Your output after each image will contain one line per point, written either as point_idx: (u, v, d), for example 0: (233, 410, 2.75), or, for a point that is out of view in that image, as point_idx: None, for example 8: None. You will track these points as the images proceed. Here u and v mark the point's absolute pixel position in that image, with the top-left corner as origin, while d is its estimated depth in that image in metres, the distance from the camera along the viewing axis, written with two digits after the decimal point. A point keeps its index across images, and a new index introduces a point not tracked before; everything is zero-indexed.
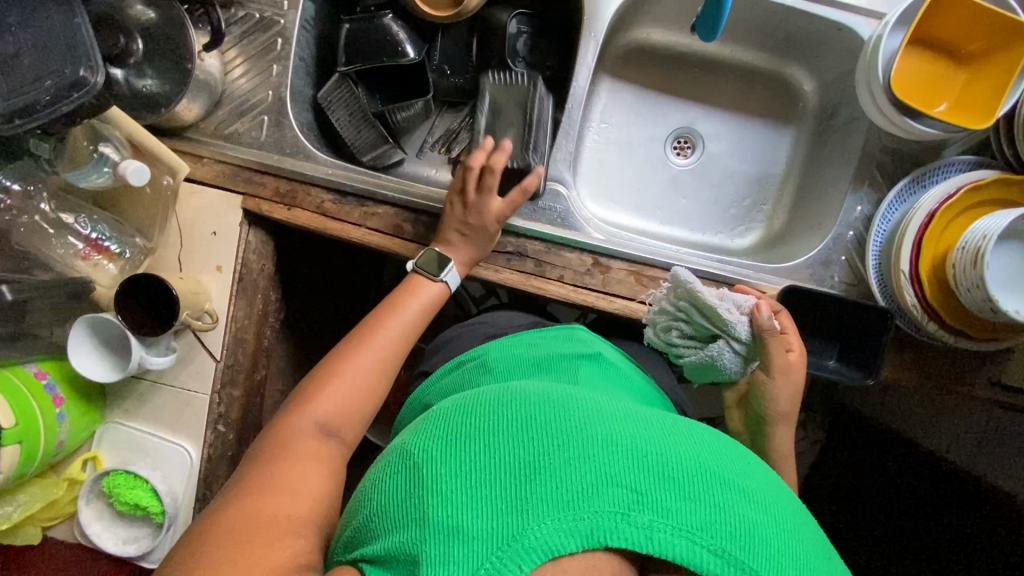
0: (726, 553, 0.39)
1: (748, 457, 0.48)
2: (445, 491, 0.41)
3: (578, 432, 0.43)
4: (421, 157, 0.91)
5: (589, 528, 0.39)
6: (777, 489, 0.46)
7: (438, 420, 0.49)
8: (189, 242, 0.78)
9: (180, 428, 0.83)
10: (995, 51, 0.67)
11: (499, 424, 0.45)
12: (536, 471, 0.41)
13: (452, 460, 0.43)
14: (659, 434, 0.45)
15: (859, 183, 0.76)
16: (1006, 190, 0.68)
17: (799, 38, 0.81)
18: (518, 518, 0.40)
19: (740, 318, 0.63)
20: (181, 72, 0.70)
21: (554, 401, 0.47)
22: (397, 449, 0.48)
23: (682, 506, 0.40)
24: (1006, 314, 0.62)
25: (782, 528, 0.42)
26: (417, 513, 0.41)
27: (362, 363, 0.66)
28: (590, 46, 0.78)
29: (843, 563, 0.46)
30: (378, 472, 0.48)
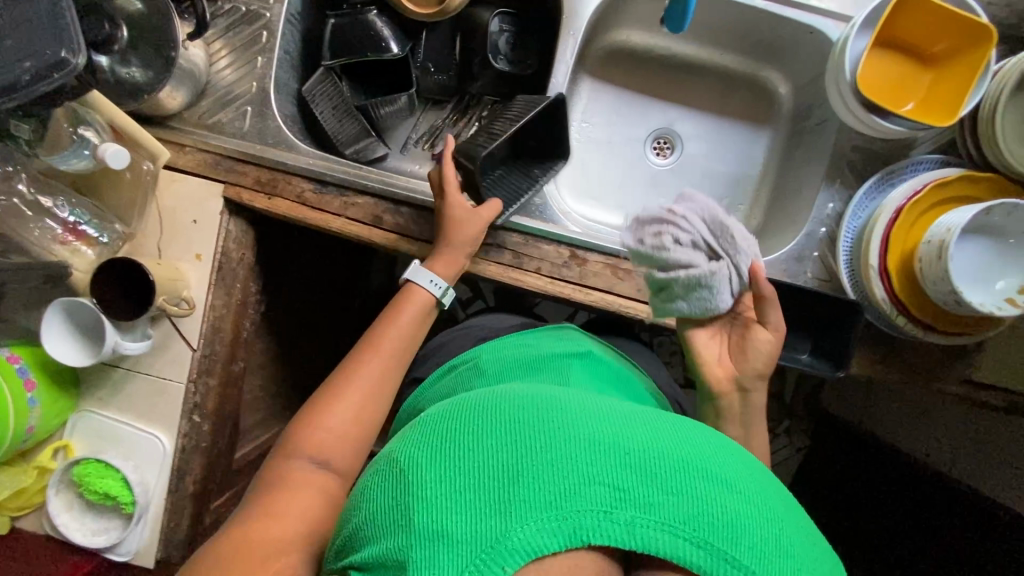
0: (710, 545, 0.38)
1: (733, 448, 0.47)
2: (427, 495, 0.40)
3: (561, 432, 0.42)
4: (405, 153, 0.92)
5: (572, 528, 0.38)
6: (760, 476, 0.45)
7: (423, 426, 0.47)
8: (169, 229, 0.79)
9: (155, 417, 0.83)
10: (956, 52, 0.70)
11: (482, 427, 0.44)
12: (520, 472, 0.40)
13: (434, 464, 0.41)
14: (642, 429, 0.44)
15: (830, 180, 0.78)
16: (971, 187, 0.69)
17: (773, 42, 0.83)
18: (503, 521, 0.38)
19: (747, 249, 0.62)
20: (164, 60, 0.71)
21: (538, 401, 0.46)
22: (383, 457, 0.47)
23: (666, 500, 0.40)
24: (970, 305, 0.63)
25: (767, 518, 0.41)
26: (401, 520, 0.40)
27: (360, 376, 0.68)
28: (569, 44, 0.80)
29: (826, 545, 0.46)
30: (364, 481, 0.47)
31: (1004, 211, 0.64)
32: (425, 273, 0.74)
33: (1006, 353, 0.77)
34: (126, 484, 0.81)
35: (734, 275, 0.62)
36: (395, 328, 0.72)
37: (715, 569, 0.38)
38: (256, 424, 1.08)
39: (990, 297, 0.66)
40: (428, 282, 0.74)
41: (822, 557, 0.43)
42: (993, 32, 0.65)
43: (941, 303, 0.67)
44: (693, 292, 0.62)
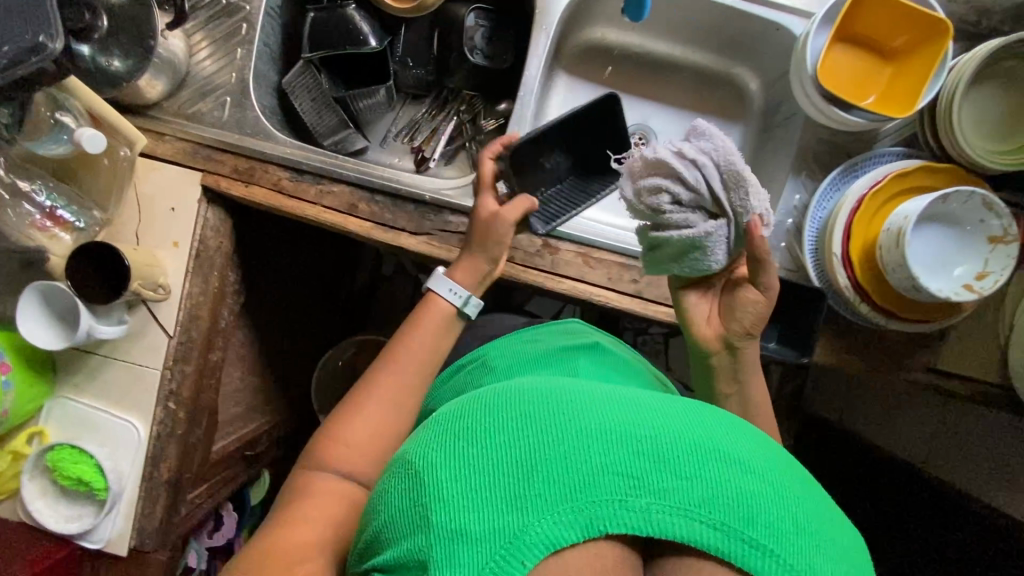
0: (727, 527, 0.39)
1: (746, 427, 0.47)
2: (444, 495, 0.40)
3: (571, 424, 0.42)
4: (385, 146, 0.94)
5: (588, 518, 0.39)
6: (774, 452, 0.45)
7: (436, 425, 0.48)
8: (147, 216, 0.80)
9: (130, 404, 0.83)
10: (914, 46, 0.72)
11: (494, 422, 0.44)
12: (533, 467, 0.41)
13: (449, 462, 0.42)
14: (653, 415, 0.44)
15: (797, 172, 0.80)
16: (931, 178, 0.71)
17: (742, 39, 0.85)
18: (519, 515, 0.39)
19: (753, 211, 0.61)
20: (143, 49, 0.72)
21: (549, 393, 0.46)
22: (400, 458, 0.48)
23: (679, 486, 0.40)
24: (926, 290, 0.65)
25: (782, 496, 0.41)
26: (421, 520, 0.41)
27: (383, 385, 0.68)
28: (542, 39, 0.81)
29: (846, 518, 0.46)
30: (384, 482, 0.48)
31: (961, 199, 0.66)
32: (445, 281, 0.74)
33: (968, 342, 0.79)
34: (99, 470, 0.81)
35: (731, 235, 0.63)
36: (418, 338, 0.72)
37: (732, 549, 0.38)
38: (237, 417, 1.09)
39: (946, 284, 0.67)
40: (447, 291, 0.73)
41: (844, 531, 0.43)
42: (949, 26, 0.67)
43: (901, 290, 0.68)
44: (687, 254, 0.64)
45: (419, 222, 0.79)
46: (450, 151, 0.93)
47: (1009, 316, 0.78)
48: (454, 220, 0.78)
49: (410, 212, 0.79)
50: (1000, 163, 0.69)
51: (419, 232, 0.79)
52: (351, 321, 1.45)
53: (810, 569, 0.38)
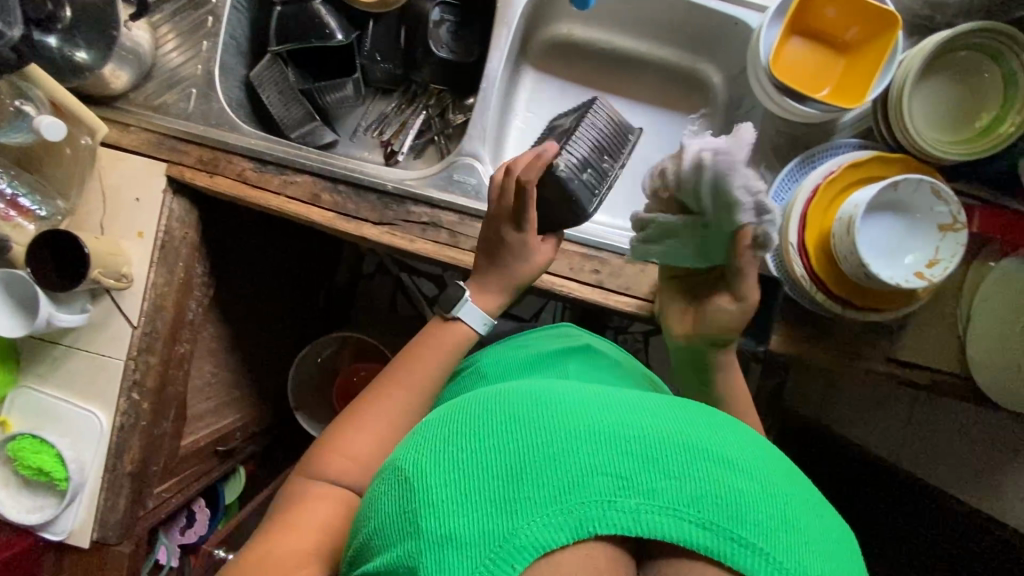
0: (714, 525, 0.39)
1: (731, 427, 0.48)
2: (435, 500, 0.40)
3: (561, 427, 0.42)
4: (354, 140, 0.95)
5: (578, 519, 0.39)
6: (759, 450, 0.46)
7: (427, 432, 0.47)
8: (112, 206, 0.80)
9: (94, 395, 0.83)
10: (866, 39, 0.74)
11: (484, 428, 0.44)
12: (523, 470, 0.40)
13: (440, 468, 0.42)
14: (642, 416, 0.45)
15: (757, 164, 0.81)
16: (884, 168, 0.72)
17: (704, 33, 0.86)
18: (509, 518, 0.39)
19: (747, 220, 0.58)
20: (107, 39, 0.74)
21: (538, 398, 0.46)
22: (390, 466, 0.47)
23: (667, 485, 0.40)
24: (876, 277, 0.66)
25: (768, 493, 0.42)
26: (412, 526, 0.40)
27: (388, 399, 0.68)
28: (504, 33, 0.83)
29: (832, 514, 0.46)
30: (375, 489, 0.47)
31: (909, 188, 0.67)
32: (475, 314, 0.73)
33: (928, 333, 0.79)
34: (61, 460, 0.81)
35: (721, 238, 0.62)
36: (426, 355, 0.72)
37: (719, 547, 0.39)
38: (210, 411, 1.08)
39: (897, 272, 0.68)
40: (477, 321, 0.74)
41: (830, 528, 0.43)
42: (897, 19, 0.69)
43: (855, 278, 0.69)
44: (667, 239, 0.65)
45: (381, 212, 0.79)
46: (418, 145, 0.94)
47: (967, 307, 0.78)
48: (416, 210, 0.79)
49: (373, 203, 0.80)
50: (953, 152, 0.70)
51: (381, 223, 0.79)
52: (331, 320, 1.45)
53: (797, 567, 0.39)
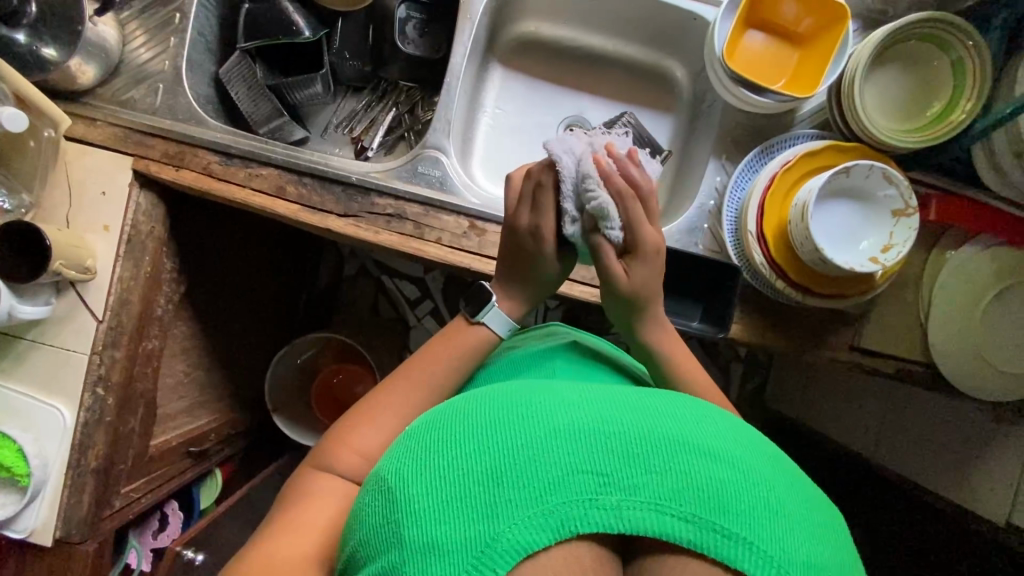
0: (698, 518, 0.38)
1: (716, 413, 0.46)
2: (415, 509, 0.38)
3: (540, 425, 0.40)
4: (326, 137, 0.96)
5: (560, 520, 0.37)
6: (745, 434, 0.44)
7: (406, 437, 0.45)
8: (78, 200, 0.81)
9: (57, 390, 0.83)
10: (819, 30, 0.76)
11: (462, 430, 0.42)
12: (503, 472, 0.39)
13: (419, 474, 0.40)
14: (623, 408, 0.43)
15: (719, 155, 0.82)
16: (837, 156, 0.73)
17: (667, 30, 0.88)
18: (490, 523, 0.37)
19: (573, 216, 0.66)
20: (72, 33, 0.75)
21: (518, 396, 0.44)
22: (372, 475, 0.45)
23: (649, 480, 0.39)
24: (829, 261, 0.66)
25: (754, 481, 0.40)
26: (393, 537, 0.39)
27: (396, 396, 0.66)
28: (467, 27, 0.84)
29: (821, 492, 0.45)
30: (359, 498, 0.45)
31: (862, 173, 0.68)
32: (499, 319, 0.71)
33: (890, 320, 0.78)
34: (22, 456, 0.80)
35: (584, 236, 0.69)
36: (438, 358, 0.69)
37: (704, 539, 0.38)
38: (182, 411, 1.05)
39: (852, 258, 0.69)
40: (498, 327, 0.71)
41: (819, 511, 0.42)
42: (847, 12, 0.71)
43: (811, 263, 0.70)
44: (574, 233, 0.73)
45: (346, 204, 0.80)
46: (389, 141, 0.94)
47: (927, 293, 0.78)
48: (381, 202, 0.80)
49: (337, 195, 0.80)
50: (907, 140, 0.71)
51: (346, 214, 0.80)
52: (312, 322, 1.44)
53: (783, 555, 0.38)
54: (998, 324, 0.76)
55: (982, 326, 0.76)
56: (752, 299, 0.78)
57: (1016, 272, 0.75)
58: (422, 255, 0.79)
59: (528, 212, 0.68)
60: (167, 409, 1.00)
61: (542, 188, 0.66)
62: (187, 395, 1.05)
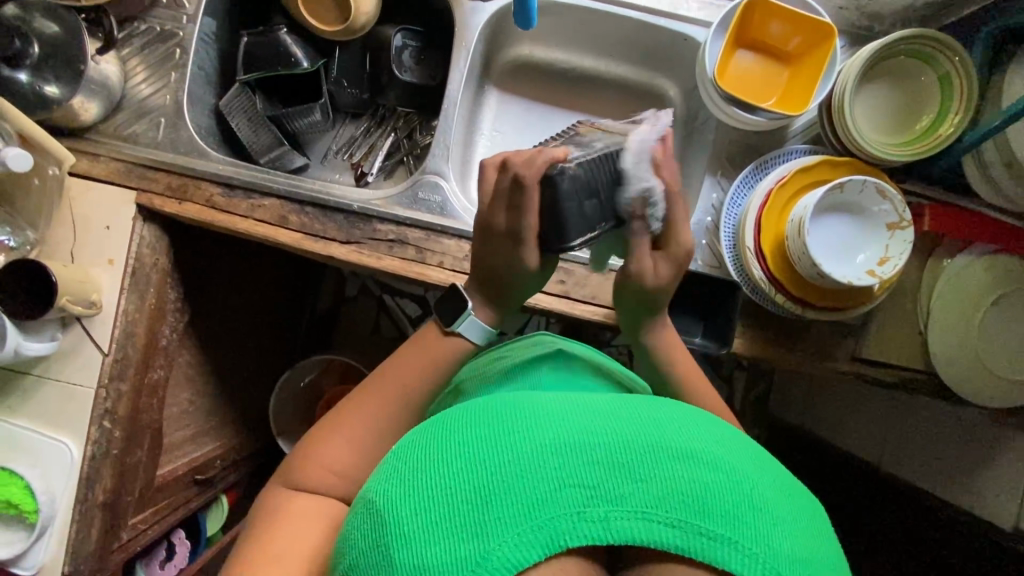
0: (684, 524, 0.38)
1: (699, 420, 0.47)
2: (406, 532, 0.39)
3: (525, 441, 0.41)
4: (325, 164, 0.97)
5: (549, 534, 0.38)
6: (727, 439, 0.45)
7: (395, 460, 0.46)
8: (83, 235, 0.81)
9: (64, 425, 0.83)
10: (807, 48, 0.77)
11: (450, 452, 0.43)
12: (491, 490, 0.39)
13: (409, 497, 0.41)
14: (605, 419, 0.43)
15: (714, 172, 0.83)
16: (831, 170, 0.74)
17: (658, 50, 0.90)
18: (480, 540, 0.38)
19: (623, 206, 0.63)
20: (74, 73, 0.76)
21: (504, 414, 0.45)
22: (363, 499, 0.46)
23: (635, 489, 0.39)
24: (828, 276, 0.67)
25: (737, 483, 0.41)
26: (385, 561, 0.39)
27: (365, 406, 0.67)
28: (463, 56, 0.85)
29: (805, 489, 0.46)
30: (351, 523, 0.46)
31: (857, 188, 0.69)
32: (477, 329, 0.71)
33: (889, 331, 0.79)
34: (30, 492, 0.80)
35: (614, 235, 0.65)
36: (405, 363, 0.70)
37: (692, 544, 0.38)
38: (188, 439, 1.04)
39: (850, 272, 0.70)
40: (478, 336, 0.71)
41: (804, 508, 0.43)
42: (833, 31, 0.72)
43: (810, 277, 0.71)
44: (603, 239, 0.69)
45: (348, 231, 0.81)
46: (388, 166, 0.96)
47: (926, 304, 0.79)
48: (382, 228, 0.81)
49: (339, 222, 0.81)
50: (896, 154, 0.73)
51: (348, 241, 0.81)
52: (315, 344, 1.44)
53: (769, 552, 0.38)
54: (995, 332, 0.77)
55: (981, 335, 0.77)
56: (751, 313, 0.79)
57: (1010, 281, 0.77)
58: (419, 278, 0.80)
59: (506, 214, 0.64)
60: (172, 438, 1.00)
61: (522, 187, 0.60)
62: (192, 422, 1.05)
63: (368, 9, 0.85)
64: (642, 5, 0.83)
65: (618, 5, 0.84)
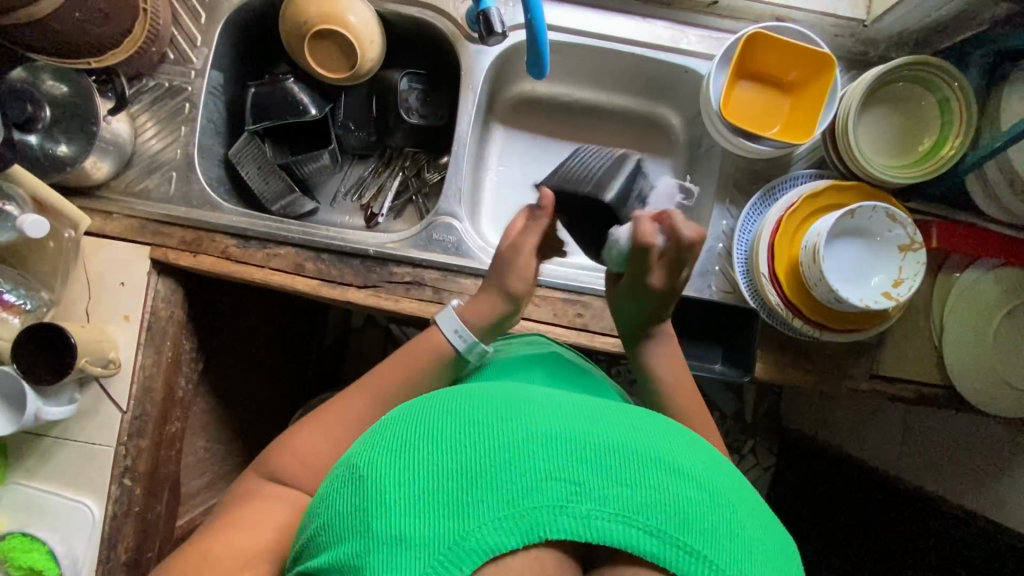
0: (663, 533, 0.38)
1: (692, 438, 0.46)
2: (386, 500, 0.38)
3: (519, 429, 0.41)
4: (335, 206, 0.98)
5: (529, 524, 0.37)
6: (715, 462, 0.45)
7: (382, 427, 0.45)
8: (98, 293, 0.81)
9: (84, 485, 0.82)
10: (807, 77, 0.79)
11: (441, 428, 0.42)
12: (477, 474, 0.39)
13: (394, 465, 0.40)
14: (598, 420, 0.43)
15: (722, 199, 0.84)
16: (841, 194, 0.76)
17: (660, 81, 0.92)
18: (460, 522, 0.37)
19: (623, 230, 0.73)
20: (87, 134, 0.77)
21: (498, 399, 0.44)
22: (342, 462, 0.45)
23: (620, 492, 0.39)
24: (848, 302, 0.69)
25: (719, 506, 0.40)
26: (359, 525, 0.38)
27: (355, 399, 0.68)
28: (470, 96, 0.87)
29: (782, 526, 0.46)
30: (325, 486, 0.45)
31: (867, 214, 0.70)
32: (451, 321, 0.73)
33: (904, 347, 0.80)
34: (53, 557, 0.79)
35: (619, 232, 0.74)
36: (398, 361, 0.71)
37: (666, 554, 0.38)
38: (206, 486, 1.02)
39: (866, 294, 0.71)
40: (451, 331, 0.72)
41: (779, 541, 0.43)
42: (833, 61, 0.74)
43: (827, 302, 0.72)
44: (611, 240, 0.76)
45: (364, 276, 0.81)
46: (398, 206, 0.97)
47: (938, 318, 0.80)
48: (399, 271, 0.81)
49: (356, 267, 0.81)
50: (902, 176, 0.75)
51: (365, 285, 0.81)
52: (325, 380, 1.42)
53: None
54: (1010, 342, 0.78)
55: (997, 347, 0.78)
56: (768, 337, 0.80)
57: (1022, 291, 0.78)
58: (412, 314, 0.80)
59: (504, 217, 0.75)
60: (190, 488, 0.98)
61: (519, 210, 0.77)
62: (210, 470, 1.03)
63: (374, 55, 0.86)
64: (642, 40, 0.85)
65: (619, 41, 0.86)
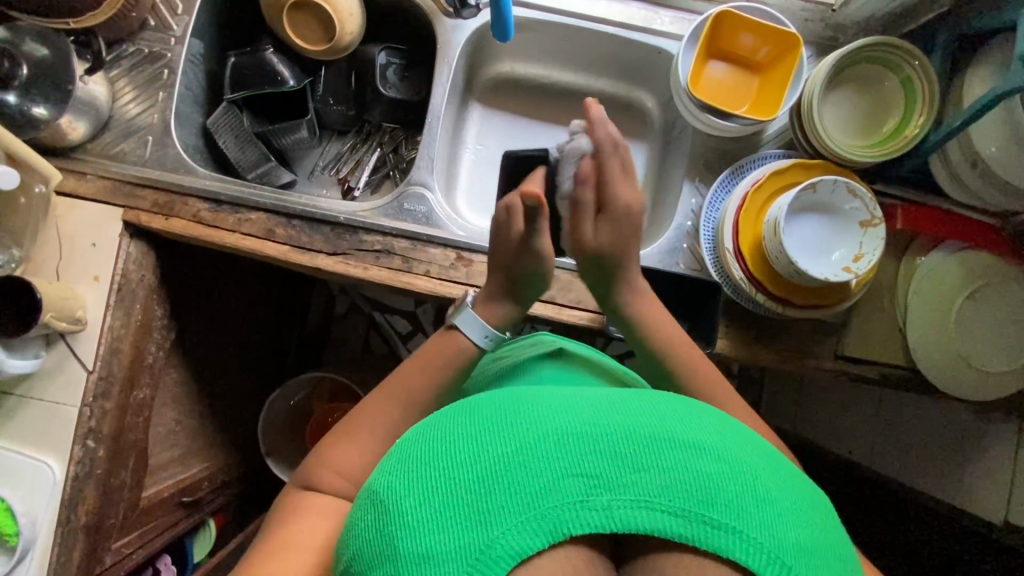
0: (687, 512, 0.38)
1: (702, 409, 0.46)
2: (409, 520, 0.38)
3: (528, 429, 0.41)
4: (313, 179, 0.99)
5: (552, 524, 0.38)
6: (730, 429, 0.45)
7: (397, 450, 0.45)
8: (68, 253, 0.82)
9: (47, 446, 0.81)
10: (776, 56, 0.80)
11: (454, 440, 0.42)
12: (493, 480, 0.39)
13: (413, 485, 0.40)
14: (607, 409, 0.43)
15: (692, 177, 0.85)
16: (801, 171, 0.77)
17: (634, 64, 0.93)
18: (484, 531, 0.38)
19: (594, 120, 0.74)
20: (63, 93, 0.77)
21: (506, 402, 0.44)
22: (363, 492, 0.45)
23: (638, 477, 0.39)
24: (803, 273, 0.69)
25: (739, 471, 0.40)
26: (387, 551, 0.38)
27: (373, 406, 0.67)
28: (445, 70, 0.88)
29: (810, 481, 0.45)
30: (351, 516, 0.45)
31: (828, 188, 0.72)
32: (478, 328, 0.72)
33: (870, 327, 0.81)
34: (10, 515, 0.78)
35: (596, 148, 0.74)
36: (419, 366, 0.70)
37: (695, 532, 0.38)
38: (176, 459, 1.01)
39: (827, 268, 0.72)
40: (482, 337, 0.72)
41: (806, 495, 0.42)
42: (799, 40, 0.76)
43: (786, 274, 0.72)
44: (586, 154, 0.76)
45: (334, 243, 0.82)
46: (375, 180, 0.97)
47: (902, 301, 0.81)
48: (369, 239, 0.82)
49: (325, 234, 0.82)
50: (866, 156, 0.76)
51: (334, 252, 0.82)
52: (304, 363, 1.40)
53: (773, 541, 0.38)
54: (973, 325, 0.78)
55: (959, 328, 0.78)
56: (733, 314, 0.80)
57: (986, 273, 0.78)
58: (380, 280, 0.81)
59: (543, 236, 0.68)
60: (159, 459, 0.97)
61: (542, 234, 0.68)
62: (180, 443, 1.02)
63: (353, 29, 0.87)
64: (617, 20, 0.87)
65: (593, 21, 0.87)
